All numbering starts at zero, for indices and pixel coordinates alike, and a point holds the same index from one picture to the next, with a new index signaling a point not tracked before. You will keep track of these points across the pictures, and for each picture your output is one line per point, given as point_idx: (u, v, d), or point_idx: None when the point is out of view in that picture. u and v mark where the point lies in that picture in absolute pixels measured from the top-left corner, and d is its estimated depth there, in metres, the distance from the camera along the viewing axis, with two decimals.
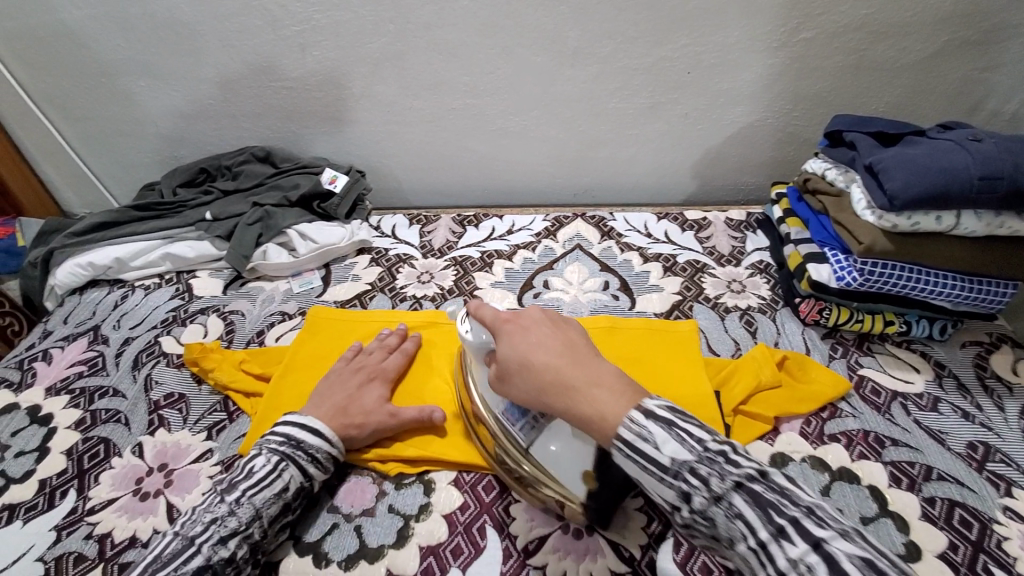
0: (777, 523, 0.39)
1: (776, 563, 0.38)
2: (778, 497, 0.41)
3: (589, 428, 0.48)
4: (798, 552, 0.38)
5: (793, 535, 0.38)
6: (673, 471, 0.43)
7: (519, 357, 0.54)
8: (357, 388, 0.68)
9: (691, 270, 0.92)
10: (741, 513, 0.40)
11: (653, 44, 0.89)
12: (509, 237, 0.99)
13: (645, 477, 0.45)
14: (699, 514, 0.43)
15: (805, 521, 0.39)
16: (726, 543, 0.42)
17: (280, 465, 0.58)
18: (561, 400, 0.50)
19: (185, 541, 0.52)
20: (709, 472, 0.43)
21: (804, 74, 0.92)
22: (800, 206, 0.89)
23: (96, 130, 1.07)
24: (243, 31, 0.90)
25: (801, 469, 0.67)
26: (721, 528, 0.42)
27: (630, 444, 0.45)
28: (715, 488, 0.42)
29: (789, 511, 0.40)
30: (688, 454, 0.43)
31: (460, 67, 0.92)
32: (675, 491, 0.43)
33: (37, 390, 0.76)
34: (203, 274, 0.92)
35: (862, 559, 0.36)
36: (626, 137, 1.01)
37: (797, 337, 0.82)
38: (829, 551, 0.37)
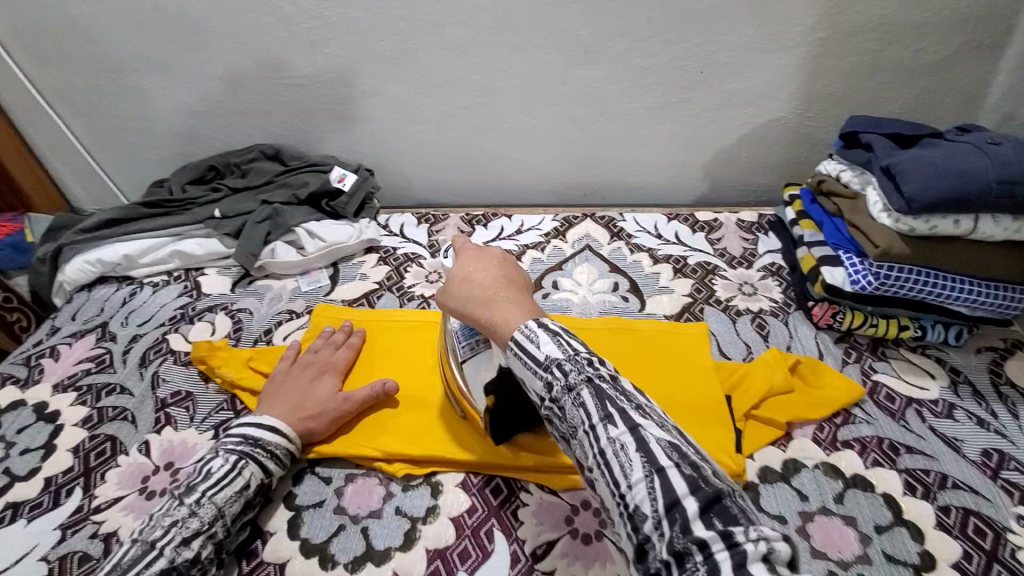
0: (608, 412, 0.44)
1: (599, 441, 0.44)
2: (619, 394, 0.46)
3: (494, 335, 0.53)
4: (617, 435, 0.43)
5: (617, 421, 0.44)
6: (545, 365, 0.48)
7: (461, 275, 0.58)
8: (309, 382, 0.69)
9: (701, 271, 0.91)
10: (584, 403, 0.45)
11: (666, 43, 0.88)
12: (518, 237, 0.99)
13: (524, 371, 0.50)
14: (555, 403, 0.47)
15: (633, 412, 0.44)
16: (572, 430, 0.47)
17: (239, 463, 0.58)
18: (484, 311, 0.54)
19: (145, 546, 0.52)
20: (573, 368, 0.47)
21: (818, 74, 0.91)
22: (814, 207, 0.88)
23: (106, 126, 1.07)
24: (253, 28, 0.90)
25: (814, 475, 0.66)
26: (567, 414, 0.47)
27: (523, 341, 0.49)
28: (571, 379, 0.46)
29: (621, 402, 0.45)
30: (558, 352, 0.48)
31: (471, 65, 0.91)
32: (542, 382, 0.48)
33: (45, 386, 0.76)
34: (212, 271, 0.92)
35: (665, 442, 0.42)
36: (636, 136, 1.00)
37: (810, 341, 0.81)
38: (644, 437, 0.43)
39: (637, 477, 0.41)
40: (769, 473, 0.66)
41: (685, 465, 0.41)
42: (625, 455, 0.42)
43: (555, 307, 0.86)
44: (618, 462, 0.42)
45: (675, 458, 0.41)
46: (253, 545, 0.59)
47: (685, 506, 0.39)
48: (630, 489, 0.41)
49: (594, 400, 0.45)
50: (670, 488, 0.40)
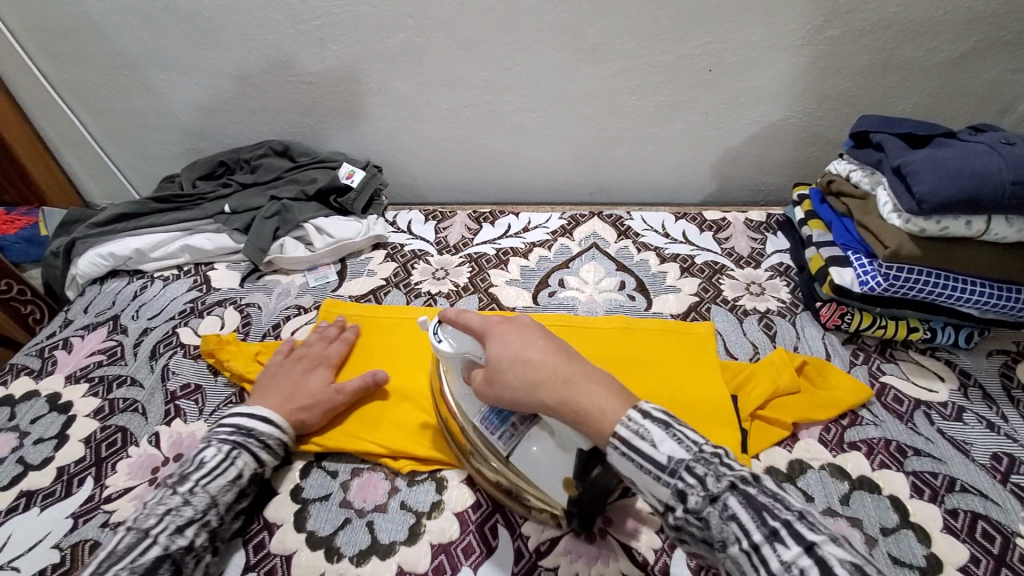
0: (768, 524, 0.41)
1: (768, 564, 0.40)
2: (771, 501, 0.43)
3: (586, 424, 0.49)
4: (790, 553, 0.39)
5: (784, 535, 0.40)
6: (669, 468, 0.45)
7: (506, 356, 0.53)
8: (299, 376, 0.69)
9: (709, 271, 0.91)
10: (734, 514, 0.42)
11: (675, 41, 0.88)
12: (525, 234, 0.99)
13: (643, 477, 0.46)
14: (693, 514, 0.44)
15: (797, 525, 0.41)
16: (718, 544, 0.43)
17: (232, 453, 0.59)
18: (558, 395, 0.50)
19: (138, 534, 0.51)
20: (705, 473, 0.45)
21: (829, 73, 0.90)
22: (823, 207, 0.87)
23: (118, 122, 1.08)
24: (263, 25, 0.90)
25: (820, 477, 0.66)
26: (715, 528, 0.43)
27: (631, 440, 0.46)
28: (709, 487, 0.44)
29: (781, 513, 0.41)
30: (678, 452, 0.46)
31: (479, 63, 0.91)
32: (671, 489, 0.45)
33: (58, 378, 0.77)
34: (221, 266, 0.93)
35: (850, 561, 0.38)
36: (645, 135, 0.99)
37: (817, 341, 0.81)
38: (821, 556, 0.39)
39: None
40: (775, 474, 0.66)
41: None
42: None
43: (561, 305, 0.86)
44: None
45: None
46: (261, 536, 0.60)
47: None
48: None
49: (746, 510, 0.42)
50: None
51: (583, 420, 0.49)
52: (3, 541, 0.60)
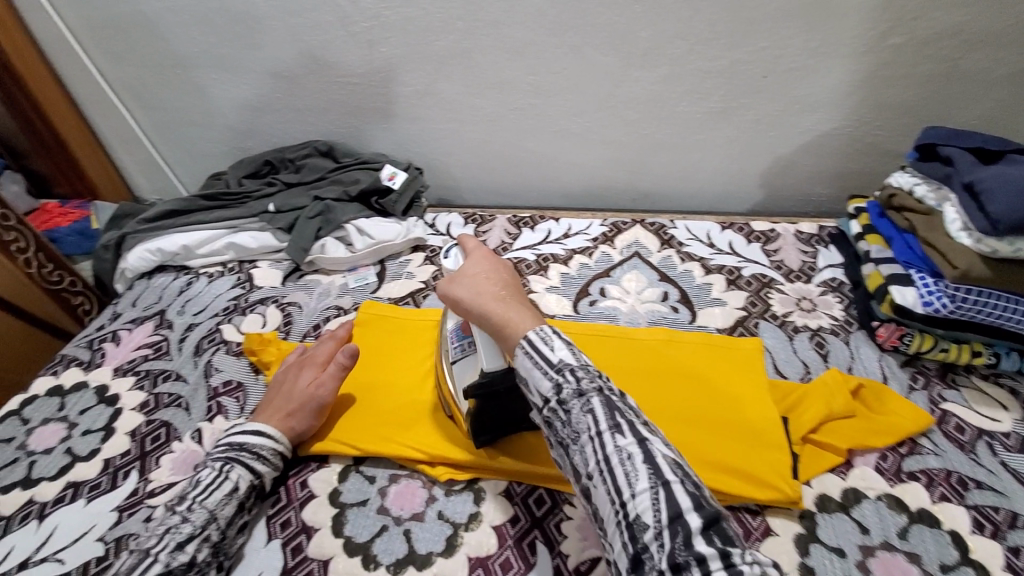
0: (616, 422, 0.50)
1: (606, 448, 0.49)
2: (625, 407, 0.51)
3: (504, 332, 0.58)
4: (624, 444, 0.48)
5: (626, 431, 0.49)
6: (557, 367, 0.53)
7: (472, 274, 0.65)
8: (286, 379, 0.69)
9: (757, 284, 0.87)
10: (593, 410, 0.50)
11: (728, 46, 0.85)
12: (565, 241, 0.97)
13: (532, 371, 0.54)
14: (561, 405, 0.52)
15: (639, 427, 0.50)
16: (574, 435, 0.51)
17: (226, 468, 0.59)
18: (491, 308, 0.60)
19: (140, 555, 0.53)
20: (583, 376, 0.52)
21: (891, 81, 0.86)
22: (882, 222, 0.83)
23: (169, 119, 1.11)
24: (313, 26, 0.91)
25: (876, 508, 0.62)
26: (574, 419, 0.51)
27: (534, 343, 0.55)
28: (581, 385, 0.52)
29: (629, 415, 0.50)
30: (569, 359, 0.53)
31: (525, 66, 0.90)
32: (552, 383, 0.52)
33: (106, 370, 0.79)
34: (264, 264, 0.94)
35: (670, 458, 0.48)
36: (691, 142, 0.97)
37: (872, 363, 0.77)
38: (649, 450, 0.48)
39: (643, 488, 0.46)
40: (828, 502, 0.63)
41: (689, 484, 0.47)
42: (631, 465, 0.47)
43: (602, 315, 0.84)
44: (623, 471, 0.47)
45: (679, 475, 0.47)
46: (298, 540, 0.60)
47: (688, 519, 0.44)
48: (632, 497, 0.46)
49: (604, 409, 0.50)
50: (672, 500, 0.45)
51: (502, 328, 0.58)
52: (50, 532, 0.62)
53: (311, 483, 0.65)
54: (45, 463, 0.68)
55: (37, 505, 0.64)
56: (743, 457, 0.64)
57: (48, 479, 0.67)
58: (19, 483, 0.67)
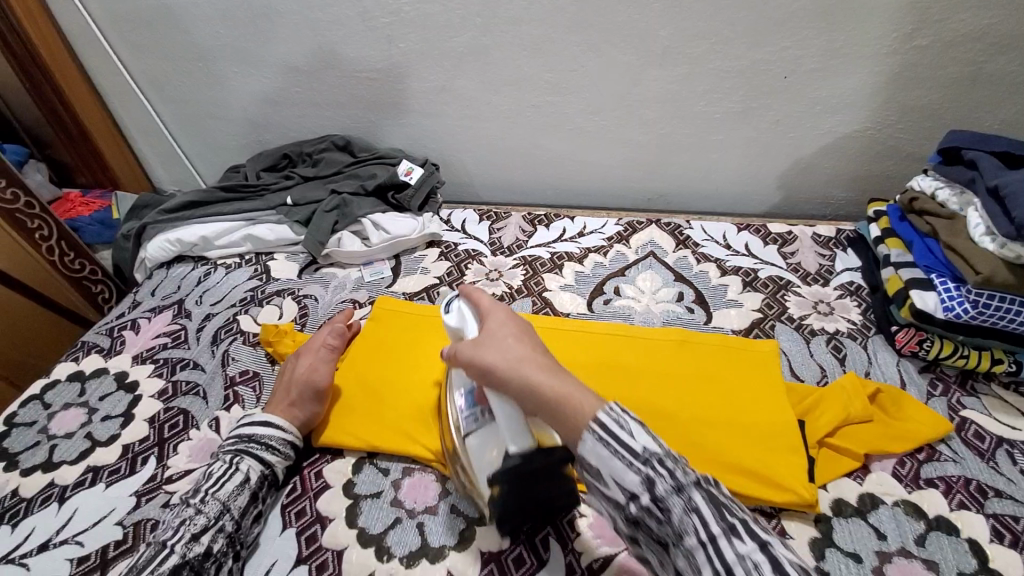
0: (728, 523, 0.41)
1: (723, 557, 0.40)
2: (727, 501, 0.43)
3: (562, 410, 0.49)
4: (746, 551, 0.40)
5: (744, 534, 0.41)
6: (643, 457, 0.44)
7: (504, 336, 0.56)
8: (291, 367, 0.71)
9: (773, 286, 0.87)
10: (697, 509, 0.42)
11: (749, 46, 0.84)
12: (580, 239, 0.97)
13: (611, 462, 0.45)
14: (655, 502, 0.43)
15: (751, 523, 0.42)
16: (674, 536, 0.43)
17: (235, 460, 0.61)
18: (538, 377, 0.51)
19: (158, 546, 0.54)
20: (674, 465, 0.44)
21: (915, 84, 0.85)
22: (902, 225, 0.82)
23: (189, 112, 1.12)
24: (334, 21, 0.91)
25: (893, 513, 0.62)
26: (674, 519, 0.42)
27: (609, 427, 0.45)
28: (677, 479, 0.43)
29: (738, 513, 0.42)
30: (653, 445, 0.45)
31: (544, 64, 0.90)
32: (641, 477, 0.44)
33: (125, 357, 0.80)
34: (281, 256, 0.95)
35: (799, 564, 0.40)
36: (709, 142, 0.96)
37: (890, 368, 0.76)
38: (775, 556, 0.40)
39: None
40: (843, 506, 0.62)
41: None
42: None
43: (617, 314, 0.84)
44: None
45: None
46: (313, 529, 0.60)
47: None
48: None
49: (709, 507, 0.42)
50: None
51: (559, 405, 0.49)
52: (70, 514, 0.63)
53: (325, 473, 0.66)
54: (65, 447, 0.69)
55: (57, 488, 0.65)
56: (758, 460, 0.64)
57: (69, 463, 0.68)
58: (41, 465, 0.68)
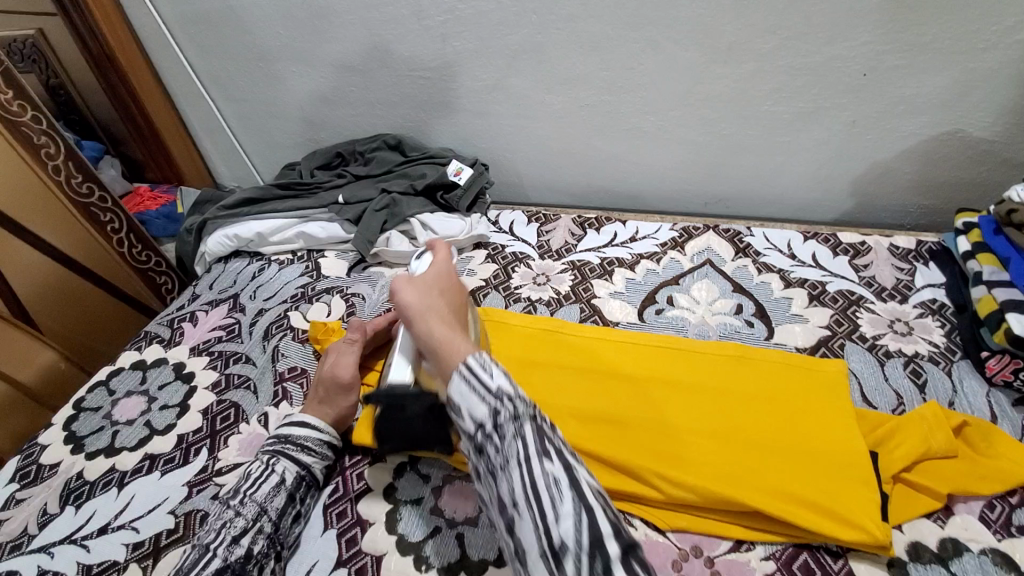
0: (545, 447, 0.46)
1: (533, 474, 0.45)
2: (551, 431, 0.49)
3: (439, 352, 0.53)
4: (551, 469, 0.45)
5: (555, 457, 0.46)
6: (495, 393, 0.48)
7: (428, 285, 0.61)
8: (326, 359, 0.72)
9: (843, 301, 0.80)
10: (523, 436, 0.47)
11: (825, 41, 0.78)
12: (631, 244, 0.93)
13: (467, 395, 0.49)
14: (495, 429, 0.47)
15: (566, 452, 0.47)
16: (502, 462, 0.47)
17: (271, 461, 0.61)
18: (430, 322, 0.56)
19: (201, 550, 0.54)
20: (520, 401, 0.48)
21: (1017, 81, 0.76)
22: (997, 240, 0.73)
23: (249, 111, 1.15)
24: (388, 20, 0.91)
25: (981, 563, 0.55)
26: (504, 443, 0.47)
27: (472, 369, 0.50)
28: (517, 409, 0.48)
29: (558, 443, 0.47)
30: (507, 385, 0.49)
31: (599, 61, 0.87)
32: (489, 408, 0.48)
33: (183, 348, 0.83)
34: (331, 254, 0.96)
35: (595, 489, 0.45)
36: (775, 145, 0.90)
37: (979, 398, 0.68)
38: (576, 477, 0.45)
39: (567, 514, 0.43)
40: (921, 551, 0.56)
41: (612, 512, 0.44)
42: (557, 490, 0.44)
43: (669, 325, 0.80)
44: (548, 496, 0.44)
45: (601, 501, 0.45)
46: (353, 532, 0.60)
47: (608, 548, 0.41)
48: (557, 523, 0.43)
49: (533, 435, 0.47)
50: (596, 527, 0.42)
51: (438, 347, 0.53)
52: (128, 500, 0.65)
53: (367, 475, 0.65)
54: (126, 433, 0.72)
55: (117, 474, 0.68)
56: (822, 492, 0.59)
57: (129, 449, 0.71)
58: (104, 450, 0.71)
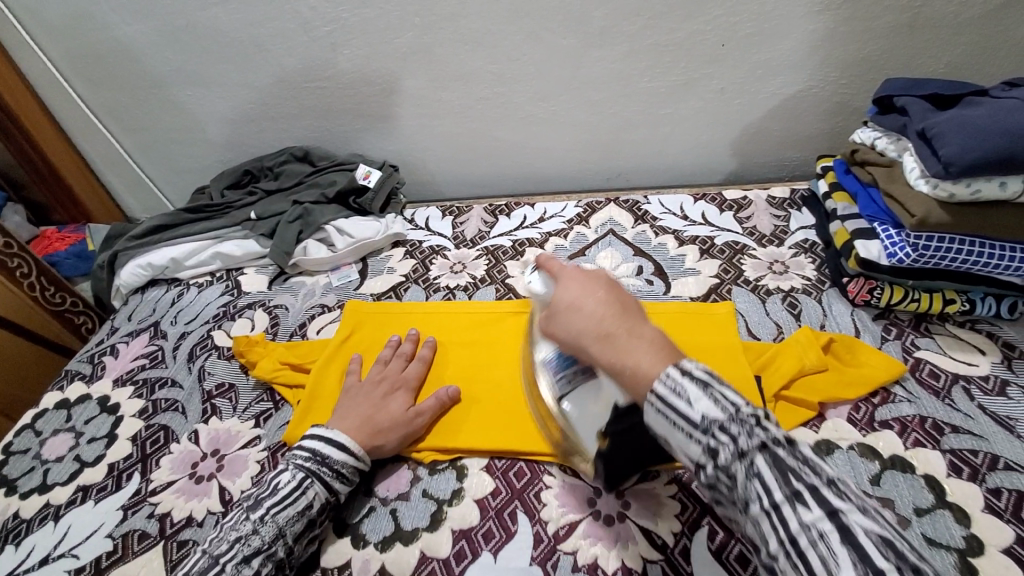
0: (793, 489, 0.38)
1: (787, 527, 0.37)
2: (800, 464, 0.39)
3: (623, 377, 0.46)
4: (812, 520, 0.37)
5: (810, 501, 0.37)
6: (702, 427, 0.41)
7: (565, 301, 0.53)
8: (379, 400, 0.68)
9: (730, 251, 0.89)
10: (760, 475, 0.39)
11: (683, 18, 0.86)
12: (540, 225, 0.99)
13: (671, 431, 0.43)
14: (720, 470, 0.41)
15: (824, 490, 0.38)
16: (740, 505, 0.40)
17: (304, 482, 0.59)
18: (596, 343, 0.49)
19: (211, 560, 0.54)
20: (739, 430, 0.40)
21: (851, 38, 0.86)
22: (848, 178, 0.82)
23: (152, 140, 1.14)
24: (277, 35, 0.93)
25: (848, 457, 0.63)
26: (738, 486, 0.40)
27: (666, 398, 0.42)
28: (740, 444, 0.40)
29: (809, 478, 0.38)
30: (716, 413, 0.41)
31: (485, 56, 0.92)
32: (701, 447, 0.41)
33: (106, 381, 0.82)
34: (250, 271, 0.97)
35: (879, 537, 0.35)
36: (657, 117, 0.98)
37: (845, 318, 0.77)
38: (846, 525, 0.36)
39: None
40: None
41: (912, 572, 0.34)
42: (826, 547, 0.36)
43: None
44: (817, 556, 0.36)
45: (893, 557, 0.35)
46: None
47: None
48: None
49: (773, 474, 0.39)
50: None
51: (619, 369, 0.47)
52: (65, 530, 0.65)
53: None
54: (57, 470, 0.72)
55: (53, 508, 0.68)
56: None
57: (61, 484, 0.70)
58: (35, 489, 0.70)
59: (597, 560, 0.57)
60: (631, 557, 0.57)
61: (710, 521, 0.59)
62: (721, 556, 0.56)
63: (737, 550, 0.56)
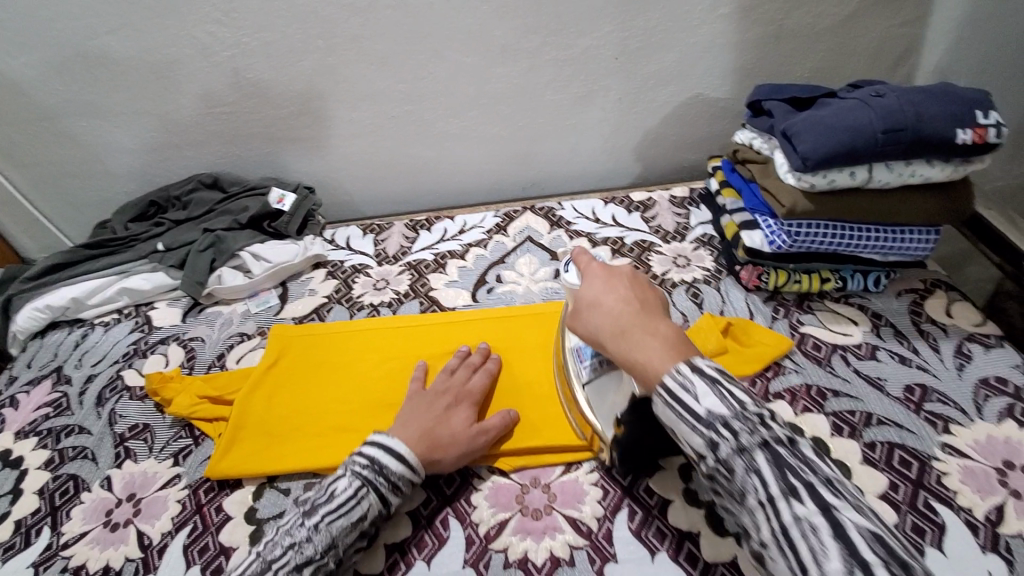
0: (791, 485, 0.43)
1: (781, 517, 0.42)
2: (800, 463, 0.44)
3: (636, 372, 0.52)
4: (804, 513, 0.42)
5: (804, 496, 0.42)
6: (706, 421, 0.46)
7: (587, 296, 0.58)
8: (444, 413, 0.66)
9: (638, 250, 0.95)
10: (759, 469, 0.44)
11: (577, 35, 0.91)
12: (461, 236, 1.01)
13: (678, 422, 0.48)
14: (721, 463, 0.46)
15: (820, 487, 0.42)
16: (738, 495, 0.45)
17: (361, 491, 0.58)
18: (614, 341, 0.54)
19: (264, 563, 0.53)
20: (741, 428, 0.45)
21: (727, 49, 0.95)
22: (734, 176, 0.90)
23: (43, 175, 1.07)
24: (175, 61, 0.91)
25: None
26: (737, 479, 0.45)
27: (675, 393, 0.48)
28: (742, 441, 0.45)
29: (804, 475, 0.43)
30: (722, 410, 0.46)
31: (393, 75, 0.94)
32: (704, 440, 0.46)
33: (6, 435, 0.77)
34: (162, 304, 0.93)
35: (869, 534, 0.40)
36: (565, 128, 1.03)
37: (740, 303, 0.84)
38: (838, 520, 0.41)
39: (835, 570, 0.39)
40: None
41: (897, 566, 0.38)
42: (817, 539, 0.40)
43: (499, 300, 0.89)
44: (808, 547, 0.41)
45: (881, 551, 0.39)
46: (218, 561, 0.61)
47: None
48: None
49: (772, 469, 0.43)
50: None
51: (632, 364, 0.52)
52: None
53: (226, 506, 0.66)
54: None
55: None
56: None
57: None
58: None
59: (527, 553, 0.60)
60: (558, 546, 0.60)
61: (631, 503, 0.63)
62: (640, 533, 0.60)
63: (656, 527, 0.61)
